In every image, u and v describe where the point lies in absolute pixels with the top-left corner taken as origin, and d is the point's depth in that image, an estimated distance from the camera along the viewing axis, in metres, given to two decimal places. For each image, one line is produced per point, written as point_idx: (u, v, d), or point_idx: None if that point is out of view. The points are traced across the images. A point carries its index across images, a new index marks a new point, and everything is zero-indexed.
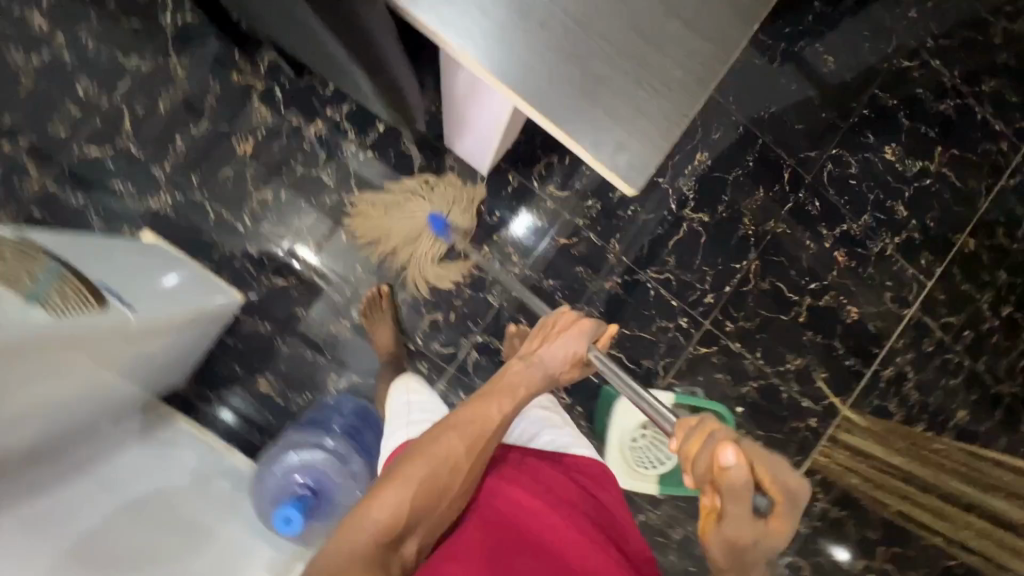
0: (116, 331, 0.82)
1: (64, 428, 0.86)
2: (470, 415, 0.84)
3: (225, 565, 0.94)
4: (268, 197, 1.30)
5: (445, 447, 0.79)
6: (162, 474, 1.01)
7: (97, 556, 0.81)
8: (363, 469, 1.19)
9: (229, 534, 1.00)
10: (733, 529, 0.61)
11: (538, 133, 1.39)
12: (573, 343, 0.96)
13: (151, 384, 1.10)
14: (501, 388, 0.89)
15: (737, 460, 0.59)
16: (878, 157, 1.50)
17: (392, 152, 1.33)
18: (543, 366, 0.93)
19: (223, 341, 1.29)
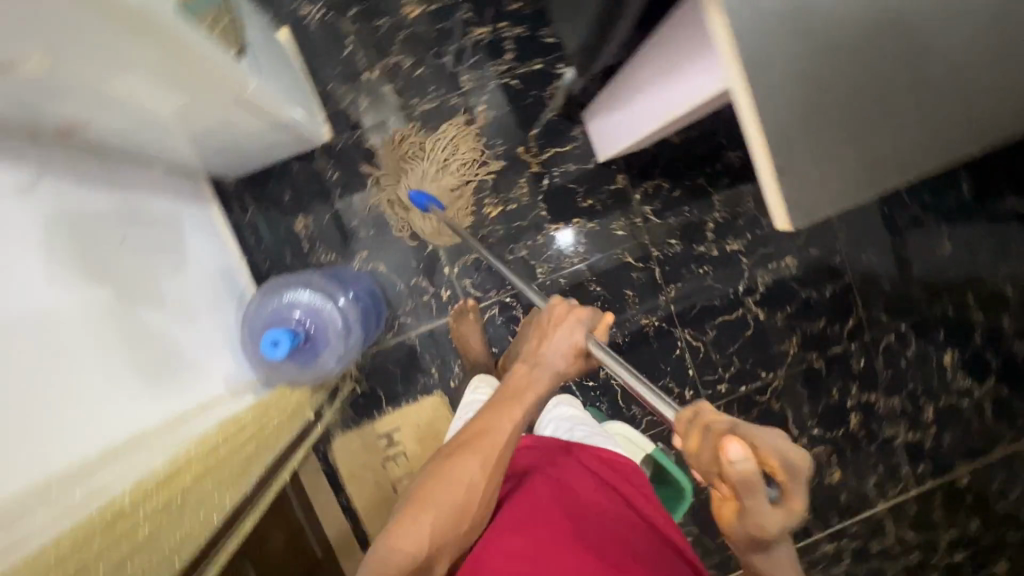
0: (235, 86, 0.80)
1: (129, 138, 0.84)
2: (475, 429, 0.76)
3: (194, 350, 0.91)
4: (403, 65, 1.28)
5: (465, 463, 0.72)
6: (176, 240, 0.99)
7: (105, 270, 0.78)
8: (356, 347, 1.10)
9: (208, 326, 0.98)
10: (753, 517, 0.54)
11: (666, 152, 1.37)
12: (572, 336, 0.82)
13: (209, 158, 1.08)
14: (508, 394, 0.80)
15: (744, 452, 0.51)
16: (935, 355, 1.51)
17: (533, 92, 1.31)
18: (548, 365, 0.82)
19: (289, 164, 1.28)
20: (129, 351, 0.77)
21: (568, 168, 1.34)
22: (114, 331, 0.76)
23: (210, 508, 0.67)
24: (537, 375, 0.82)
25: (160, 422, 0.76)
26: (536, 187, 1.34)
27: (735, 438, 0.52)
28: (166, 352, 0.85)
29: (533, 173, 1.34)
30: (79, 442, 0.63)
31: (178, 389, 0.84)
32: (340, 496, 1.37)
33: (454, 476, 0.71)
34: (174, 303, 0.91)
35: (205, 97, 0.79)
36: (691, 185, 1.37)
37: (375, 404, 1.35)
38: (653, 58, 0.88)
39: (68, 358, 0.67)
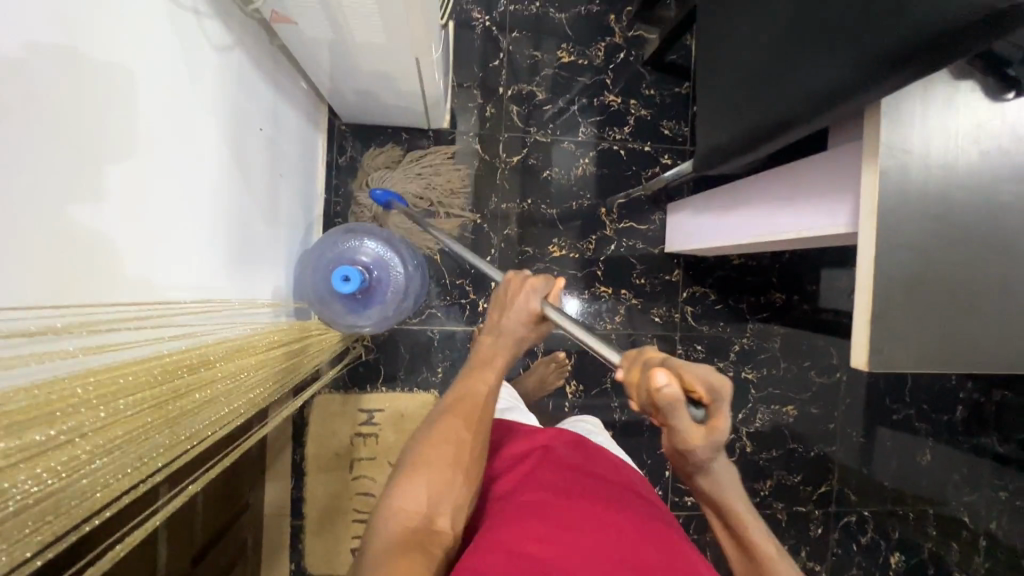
0: (427, 45, 0.87)
1: (308, 49, 0.89)
2: (454, 395, 0.69)
3: (267, 253, 0.92)
4: (536, 96, 1.38)
5: (449, 432, 0.65)
6: (289, 148, 1.02)
7: (244, 147, 0.81)
8: (405, 309, 1.09)
9: (282, 238, 0.99)
10: (677, 441, 0.48)
11: (724, 268, 1.46)
12: (530, 300, 0.71)
13: (345, 96, 1.13)
14: (474, 363, 0.72)
15: (673, 379, 0.42)
16: (884, 551, 1.56)
17: (634, 167, 1.41)
18: (512, 332, 0.71)
19: (400, 132, 1.34)
20: (232, 224, 0.78)
21: (635, 244, 1.42)
22: (231, 201, 0.78)
23: (253, 398, 0.67)
24: (502, 346, 0.72)
25: (230, 301, 0.76)
26: (601, 249, 1.41)
27: (663, 365, 0.43)
28: (253, 240, 0.86)
29: (604, 235, 1.41)
30: (176, 282, 0.64)
31: (249, 280, 0.84)
32: (296, 450, 1.33)
33: (445, 440, 0.65)
34: (273, 202, 0.94)
35: (400, 44, 0.86)
36: (734, 306, 1.46)
37: (371, 377, 1.34)
38: (763, 183, 0.98)
39: (197, 205, 0.68)
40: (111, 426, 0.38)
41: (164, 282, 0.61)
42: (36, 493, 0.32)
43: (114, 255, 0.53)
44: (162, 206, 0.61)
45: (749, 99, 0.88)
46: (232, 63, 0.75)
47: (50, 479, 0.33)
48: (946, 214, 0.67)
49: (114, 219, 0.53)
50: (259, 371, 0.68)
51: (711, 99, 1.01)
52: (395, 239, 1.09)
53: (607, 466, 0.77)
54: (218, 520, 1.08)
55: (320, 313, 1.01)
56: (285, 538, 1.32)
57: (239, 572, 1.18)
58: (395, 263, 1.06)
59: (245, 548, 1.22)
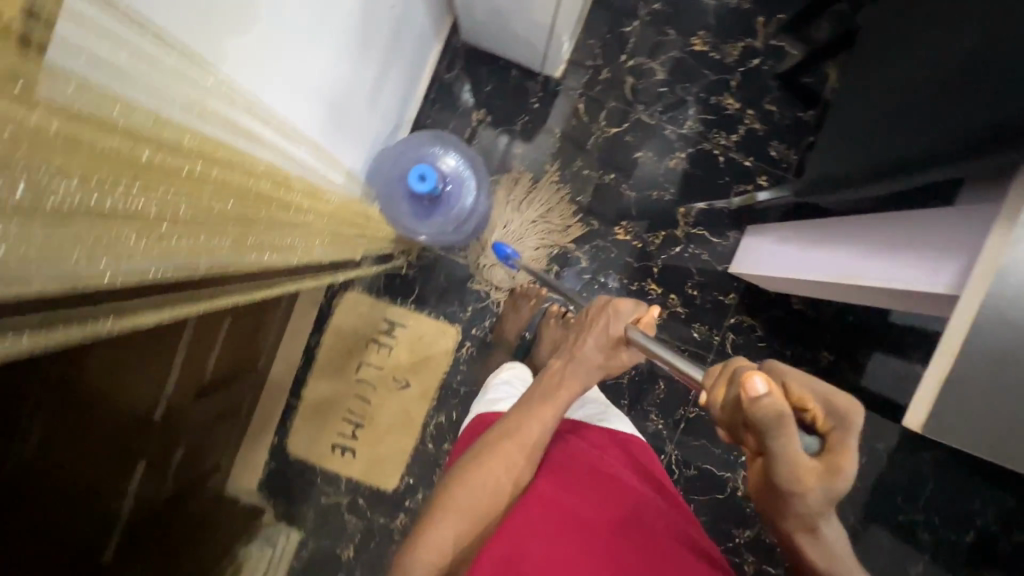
0: None
1: None
2: (508, 428, 0.75)
3: (360, 128, 0.93)
4: (655, 75, 1.34)
5: (489, 471, 0.71)
6: (410, 40, 1.02)
7: (375, 14, 0.81)
8: (465, 231, 1.09)
9: (376, 121, 1.00)
10: (787, 480, 0.44)
11: (781, 309, 1.40)
12: (611, 325, 0.77)
13: (475, 12, 1.12)
14: (538, 397, 0.77)
15: (770, 388, 0.40)
16: None
17: (727, 178, 1.36)
18: (586, 355, 0.78)
19: (511, 67, 1.32)
20: (340, 86, 0.79)
21: (700, 254, 1.38)
22: (347, 64, 0.78)
23: (308, 246, 0.68)
24: (571, 370, 0.78)
25: (321, 156, 0.77)
26: (664, 247, 1.37)
27: (759, 372, 0.42)
28: (351, 112, 0.87)
29: (673, 234, 1.37)
30: (287, 112, 0.65)
31: (336, 146, 0.86)
32: (315, 334, 1.36)
33: (482, 480, 0.71)
34: (378, 85, 0.95)
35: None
36: (777, 349, 1.40)
37: (405, 292, 1.35)
38: (859, 229, 0.94)
39: (321, 51, 0.69)
40: (163, 175, 0.39)
41: (280, 107, 0.63)
42: (95, 197, 0.33)
43: (255, 58, 0.54)
44: (300, 34, 0.62)
45: (887, 135, 0.84)
46: None
47: (105, 191, 0.34)
48: None
49: (266, 23, 0.54)
50: (321, 223, 0.68)
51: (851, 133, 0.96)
52: (479, 168, 1.09)
53: (599, 483, 0.75)
54: (228, 366, 1.12)
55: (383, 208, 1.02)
56: (278, 410, 1.36)
57: (230, 423, 1.23)
58: (467, 187, 1.08)
59: (240, 405, 1.26)
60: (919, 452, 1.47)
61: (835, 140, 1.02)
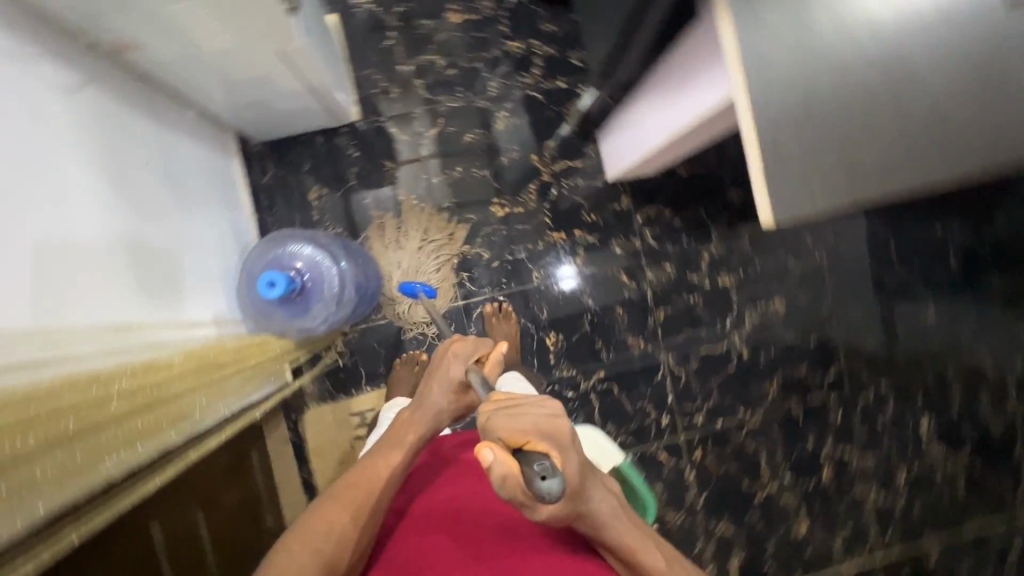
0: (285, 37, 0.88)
1: (176, 73, 0.90)
2: (354, 476, 0.74)
3: (195, 277, 0.93)
4: (438, 64, 1.36)
5: (331, 519, 0.68)
6: (196, 175, 1.03)
7: (131, 177, 0.81)
8: (349, 301, 1.09)
9: (212, 260, 1.00)
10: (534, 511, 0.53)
11: (672, 182, 1.43)
12: (451, 369, 0.80)
13: (241, 116, 1.14)
14: (386, 443, 0.79)
15: (494, 453, 0.51)
16: (913, 419, 1.51)
17: (554, 107, 1.39)
18: (433, 405, 0.80)
19: (314, 136, 1.33)
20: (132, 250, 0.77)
21: (577, 182, 1.40)
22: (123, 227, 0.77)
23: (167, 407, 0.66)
24: (420, 416, 0.80)
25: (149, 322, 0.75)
26: (543, 196, 1.39)
27: (488, 445, 0.52)
28: (167, 263, 0.85)
29: (543, 181, 1.39)
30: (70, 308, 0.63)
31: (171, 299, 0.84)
32: (303, 468, 1.34)
33: (318, 531, 0.67)
34: (182, 224, 0.93)
35: (254, 42, 0.85)
36: (692, 216, 1.43)
37: (354, 380, 1.35)
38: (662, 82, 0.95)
39: (74, 233, 0.67)
40: None
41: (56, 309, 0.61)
42: None
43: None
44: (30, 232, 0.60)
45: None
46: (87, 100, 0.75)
47: None
48: (818, 44, 0.63)
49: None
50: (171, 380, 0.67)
51: (602, 7, 1.00)
52: (331, 241, 1.13)
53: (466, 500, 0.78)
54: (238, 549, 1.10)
55: (264, 326, 1.02)
56: None
57: None
58: (329, 263, 1.08)
59: None
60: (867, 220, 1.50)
61: (598, 19, 1.05)
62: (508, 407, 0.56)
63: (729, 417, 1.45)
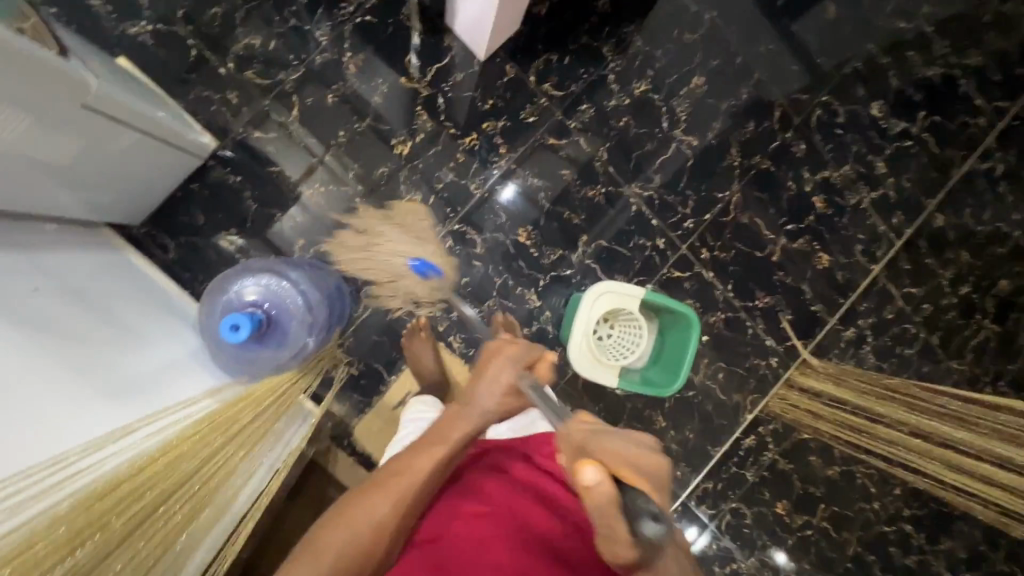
0: (75, 87, 0.79)
1: (11, 190, 0.81)
2: (394, 468, 0.76)
3: (162, 366, 0.89)
4: (256, 45, 1.23)
5: (369, 509, 0.73)
6: (103, 278, 0.96)
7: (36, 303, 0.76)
8: (319, 302, 1.02)
9: (174, 344, 0.96)
10: (618, 547, 0.58)
11: (542, 26, 1.36)
12: (502, 374, 0.81)
13: (106, 206, 1.05)
14: (431, 439, 0.79)
15: (600, 474, 0.57)
16: (864, 111, 1.54)
17: (391, 20, 1.28)
18: (479, 405, 0.80)
19: (188, 186, 1.23)
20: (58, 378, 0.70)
21: (457, 79, 1.32)
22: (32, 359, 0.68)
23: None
24: (467, 414, 0.80)
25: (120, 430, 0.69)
26: (433, 111, 1.32)
27: (591, 461, 0.58)
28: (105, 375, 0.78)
29: (425, 97, 1.31)
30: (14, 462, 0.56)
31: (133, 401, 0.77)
32: None
33: (359, 518, 0.72)
34: (108, 327, 0.85)
35: (49, 110, 0.76)
36: (577, 46, 1.37)
37: (377, 379, 1.32)
38: None
39: None
40: None
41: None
42: None
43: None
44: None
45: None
46: None
47: None
48: None
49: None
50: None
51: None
52: (285, 264, 1.05)
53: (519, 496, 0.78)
54: None
55: (256, 372, 0.97)
56: None
57: None
58: (290, 286, 1.01)
59: None
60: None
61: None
62: (601, 439, 0.64)
63: (714, 206, 1.47)
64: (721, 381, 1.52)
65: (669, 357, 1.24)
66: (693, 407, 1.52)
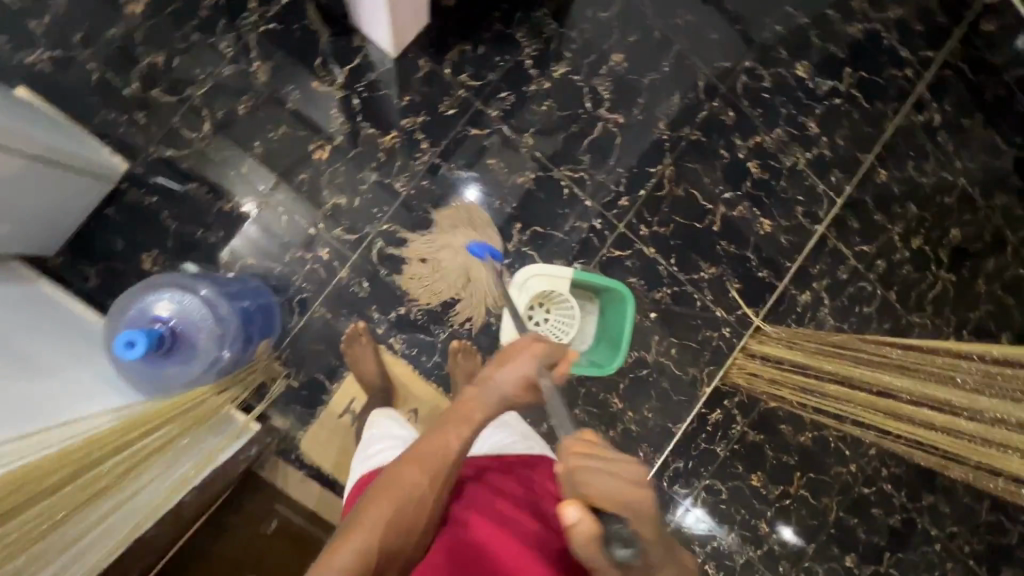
0: None
1: None
2: (430, 445, 0.73)
3: (67, 389, 0.86)
4: (159, 63, 1.22)
5: (405, 476, 0.69)
6: (8, 308, 0.94)
7: None
8: (232, 315, 1.02)
9: (84, 370, 0.94)
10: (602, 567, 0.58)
11: (452, 18, 1.35)
12: (523, 366, 0.78)
13: (8, 239, 1.03)
14: (455, 420, 0.75)
15: (580, 515, 0.54)
16: (789, 72, 1.53)
17: (296, 26, 1.27)
18: (498, 387, 0.77)
19: (104, 211, 1.21)
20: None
21: (370, 79, 1.31)
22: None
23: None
24: (484, 400, 0.77)
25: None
26: (350, 112, 1.30)
27: (571, 501, 0.55)
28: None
29: (339, 99, 1.30)
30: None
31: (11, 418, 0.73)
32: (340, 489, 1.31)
33: (399, 490, 0.68)
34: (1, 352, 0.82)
35: None
36: (490, 34, 1.36)
37: (320, 389, 1.29)
38: None
39: None
40: None
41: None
42: None
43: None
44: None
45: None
46: None
47: None
48: None
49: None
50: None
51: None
52: (200, 281, 1.04)
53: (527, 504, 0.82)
54: None
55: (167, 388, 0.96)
56: None
57: None
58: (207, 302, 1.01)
59: None
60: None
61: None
62: (592, 462, 0.58)
63: (649, 182, 1.46)
64: (677, 357, 1.51)
65: (608, 336, 1.24)
66: (650, 385, 1.50)
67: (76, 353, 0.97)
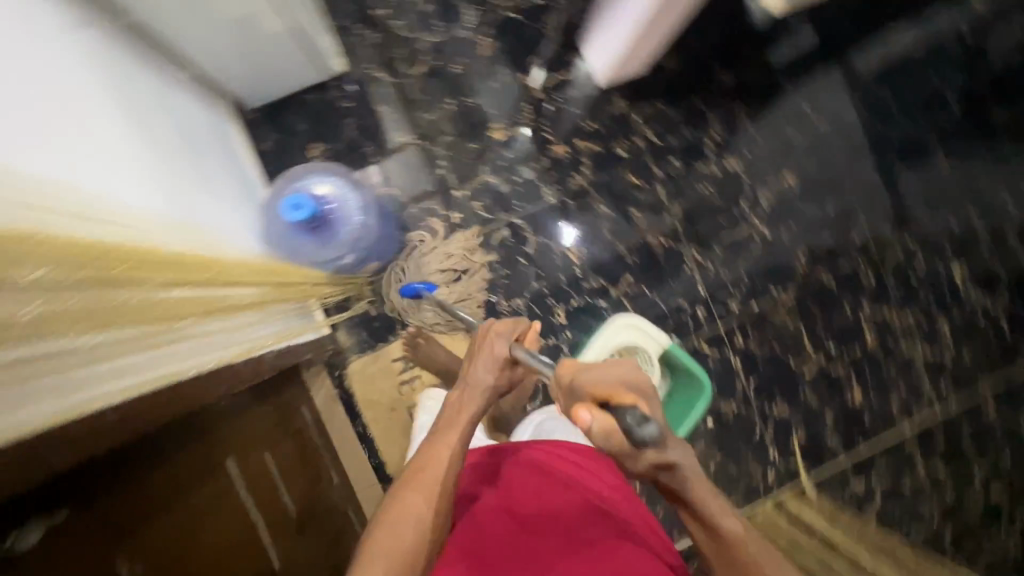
0: None
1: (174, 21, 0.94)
2: (415, 464, 0.79)
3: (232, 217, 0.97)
4: (413, 3, 1.37)
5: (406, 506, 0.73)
6: (213, 139, 1.08)
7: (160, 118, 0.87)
8: (373, 227, 1.13)
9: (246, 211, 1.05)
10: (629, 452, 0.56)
11: (663, 79, 1.44)
12: (497, 346, 0.85)
13: (234, 78, 1.17)
14: (440, 430, 0.83)
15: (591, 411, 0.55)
16: (946, 269, 1.50)
17: (534, 25, 1.39)
18: (480, 382, 0.84)
19: (306, 94, 1.33)
20: (122, 149, 0.73)
21: (570, 95, 1.41)
22: (111, 126, 0.72)
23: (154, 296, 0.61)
24: (469, 399, 0.84)
25: (155, 220, 0.72)
26: (539, 113, 1.40)
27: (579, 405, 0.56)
28: (178, 184, 0.84)
29: (536, 99, 1.40)
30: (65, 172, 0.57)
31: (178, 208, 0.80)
32: (358, 423, 1.34)
33: (396, 520, 0.72)
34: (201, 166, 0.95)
35: None
36: (688, 106, 1.43)
37: (390, 328, 1.35)
38: None
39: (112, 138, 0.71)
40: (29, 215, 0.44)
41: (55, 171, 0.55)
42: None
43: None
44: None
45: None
46: (113, 45, 0.83)
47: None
48: None
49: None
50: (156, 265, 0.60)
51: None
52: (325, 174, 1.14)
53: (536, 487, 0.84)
54: (303, 488, 1.09)
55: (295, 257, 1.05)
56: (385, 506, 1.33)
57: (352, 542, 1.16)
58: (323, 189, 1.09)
59: (349, 519, 1.20)
60: (831, 82, 1.49)
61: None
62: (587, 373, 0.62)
63: (765, 300, 1.46)
64: (711, 473, 1.46)
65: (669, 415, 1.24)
66: None
67: (232, 188, 1.06)
